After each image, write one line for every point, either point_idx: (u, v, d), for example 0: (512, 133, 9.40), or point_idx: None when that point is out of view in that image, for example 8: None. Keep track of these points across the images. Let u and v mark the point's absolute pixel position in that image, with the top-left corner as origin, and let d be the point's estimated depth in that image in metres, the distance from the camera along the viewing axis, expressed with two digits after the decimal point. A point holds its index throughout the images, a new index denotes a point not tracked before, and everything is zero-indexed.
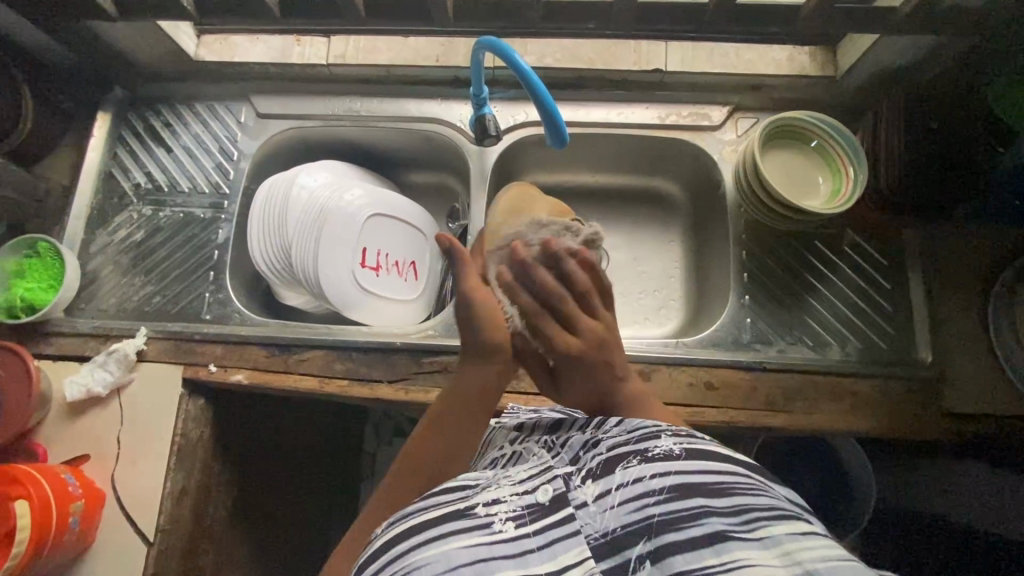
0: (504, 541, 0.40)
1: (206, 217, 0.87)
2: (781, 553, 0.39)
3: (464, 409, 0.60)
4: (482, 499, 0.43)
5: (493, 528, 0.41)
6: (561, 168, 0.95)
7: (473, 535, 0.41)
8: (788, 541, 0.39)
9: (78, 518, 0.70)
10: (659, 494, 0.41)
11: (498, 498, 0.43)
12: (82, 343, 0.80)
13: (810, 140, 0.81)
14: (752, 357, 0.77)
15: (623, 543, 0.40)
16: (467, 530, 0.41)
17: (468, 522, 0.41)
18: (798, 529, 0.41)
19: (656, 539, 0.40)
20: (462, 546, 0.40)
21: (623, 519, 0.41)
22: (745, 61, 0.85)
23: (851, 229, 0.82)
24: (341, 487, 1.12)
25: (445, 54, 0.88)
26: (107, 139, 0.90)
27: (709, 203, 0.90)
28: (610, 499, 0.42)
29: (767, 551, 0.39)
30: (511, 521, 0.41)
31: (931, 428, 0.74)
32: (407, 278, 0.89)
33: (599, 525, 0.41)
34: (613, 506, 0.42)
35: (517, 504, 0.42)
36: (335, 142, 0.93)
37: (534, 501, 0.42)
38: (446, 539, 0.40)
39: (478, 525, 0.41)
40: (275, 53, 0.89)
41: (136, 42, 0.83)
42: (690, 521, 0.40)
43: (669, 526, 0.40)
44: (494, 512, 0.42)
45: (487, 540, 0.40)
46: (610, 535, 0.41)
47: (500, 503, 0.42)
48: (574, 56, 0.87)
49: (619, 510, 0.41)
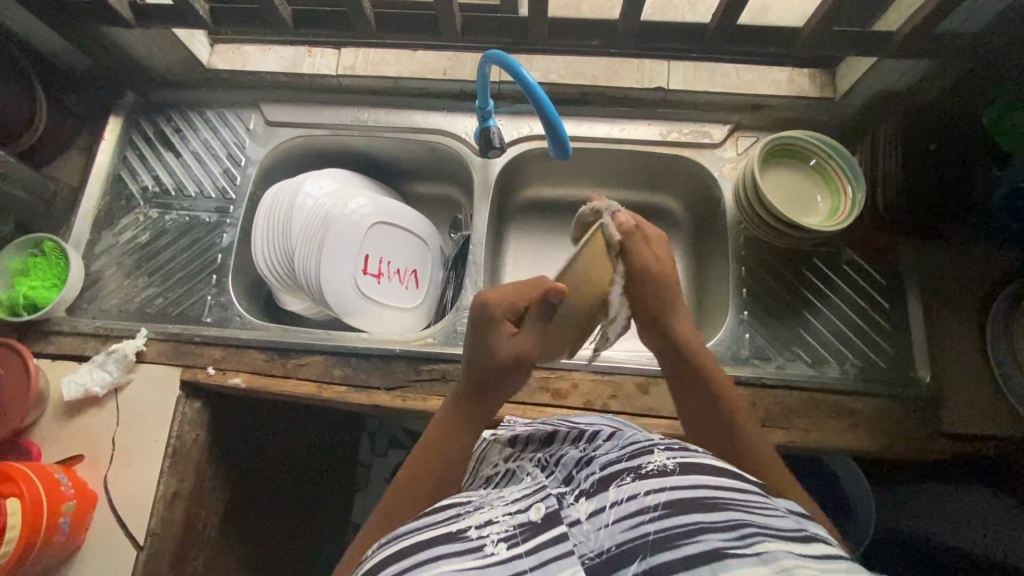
0: (497, 563, 0.40)
1: (211, 221, 0.88)
2: (778, 569, 0.37)
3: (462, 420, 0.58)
4: (474, 521, 0.43)
5: (485, 551, 0.41)
6: (564, 182, 0.96)
7: (465, 557, 0.40)
8: (786, 558, 0.37)
9: (69, 519, 0.69)
10: (654, 510, 0.40)
11: (491, 519, 0.43)
12: (83, 342, 0.81)
13: (809, 159, 0.82)
14: (749, 373, 0.77)
15: (617, 562, 0.39)
16: (459, 553, 0.40)
17: (460, 544, 0.41)
18: (799, 546, 0.39)
19: (650, 558, 0.38)
20: (454, 568, 0.39)
21: (618, 537, 0.40)
22: (745, 80, 0.88)
23: (849, 248, 0.83)
24: (336, 499, 1.11)
25: (452, 67, 0.91)
26: (117, 143, 0.92)
27: (710, 219, 0.91)
28: (603, 517, 0.41)
29: (764, 567, 0.37)
30: (503, 543, 0.41)
31: (926, 449, 0.74)
32: (408, 287, 0.89)
33: (593, 544, 0.41)
34: (607, 524, 0.41)
35: (509, 524, 0.42)
36: (342, 151, 0.94)
37: (527, 520, 0.42)
38: (438, 561, 0.40)
39: (471, 548, 0.41)
40: (286, 63, 0.92)
41: (150, 49, 0.86)
42: (685, 538, 0.38)
43: (663, 544, 0.39)
44: (486, 534, 0.42)
45: (478, 562, 0.40)
46: (605, 555, 0.40)
47: (493, 524, 0.42)
48: (579, 73, 0.90)
49: (613, 528, 0.40)
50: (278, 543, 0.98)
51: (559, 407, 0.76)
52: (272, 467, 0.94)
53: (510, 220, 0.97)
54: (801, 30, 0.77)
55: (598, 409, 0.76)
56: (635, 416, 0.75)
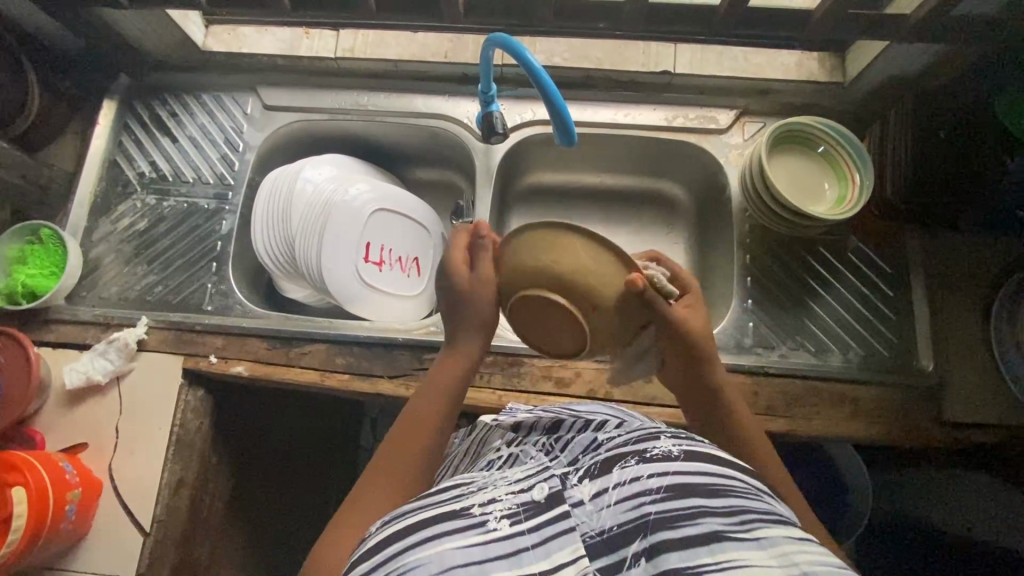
0: (499, 540, 0.40)
1: (209, 207, 0.87)
2: (777, 554, 0.37)
3: (432, 417, 0.57)
4: (478, 499, 0.42)
5: (488, 527, 0.40)
6: (567, 169, 0.95)
7: (468, 534, 0.40)
8: (785, 543, 0.37)
9: (75, 506, 0.70)
10: (656, 492, 0.40)
11: (494, 497, 0.42)
12: (83, 331, 0.80)
13: (817, 146, 0.81)
14: (754, 362, 0.77)
15: (618, 541, 0.39)
16: (462, 530, 0.40)
17: (461, 521, 0.41)
18: (797, 533, 0.39)
19: (651, 537, 0.38)
20: (458, 546, 0.39)
21: (619, 517, 0.40)
22: (754, 64, 0.86)
23: (856, 236, 0.82)
24: (339, 485, 1.11)
25: (453, 49, 0.89)
26: (112, 129, 0.90)
27: (714, 206, 0.89)
28: (605, 497, 0.41)
29: (763, 552, 0.37)
30: (506, 519, 0.41)
31: (931, 438, 0.73)
32: (409, 274, 0.89)
33: (595, 523, 0.40)
34: (609, 504, 0.40)
35: (513, 503, 0.42)
36: (343, 137, 0.93)
37: (530, 500, 0.42)
38: (442, 537, 0.39)
39: (474, 525, 0.40)
40: (283, 45, 0.90)
41: (144, 31, 0.83)
42: (686, 520, 0.38)
43: (665, 524, 0.38)
44: (489, 511, 0.41)
45: (481, 540, 0.39)
46: (606, 534, 0.39)
47: (496, 502, 0.42)
48: (583, 56, 0.88)
49: (615, 508, 0.40)
50: (282, 527, 0.99)
51: (562, 395, 0.76)
52: (273, 450, 0.95)
53: (511, 208, 0.97)
54: (812, 13, 0.75)
55: (601, 398, 0.76)
56: (640, 405, 0.75)
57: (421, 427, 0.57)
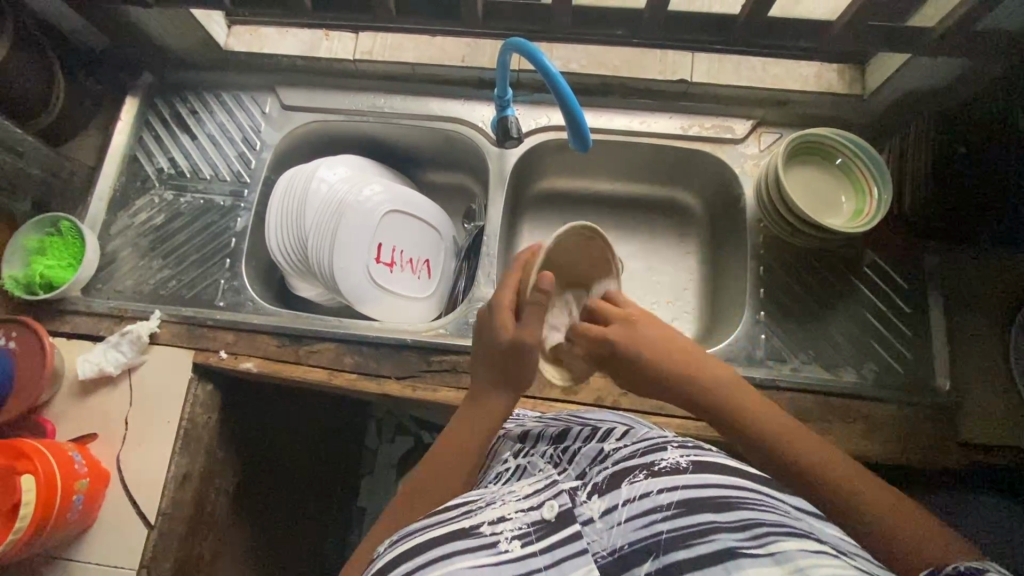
0: (509, 561, 0.39)
1: (225, 205, 0.88)
2: (793, 570, 0.34)
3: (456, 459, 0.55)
4: (487, 516, 0.41)
5: (500, 547, 0.39)
6: (580, 175, 0.95)
7: (478, 553, 0.39)
8: (802, 558, 0.35)
9: (82, 496, 0.70)
10: (667, 509, 0.40)
11: (504, 515, 0.41)
12: (96, 323, 0.81)
13: (835, 158, 0.80)
14: (765, 376, 0.76)
15: (630, 560, 0.38)
16: (473, 548, 0.39)
17: (473, 539, 0.40)
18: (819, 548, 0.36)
19: (664, 558, 0.38)
20: (468, 564, 0.38)
21: (630, 536, 0.39)
22: (772, 75, 0.85)
23: (872, 250, 0.81)
24: (341, 486, 1.11)
25: (471, 54, 0.89)
26: (134, 124, 0.92)
27: (729, 217, 0.89)
28: (616, 515, 0.41)
29: (780, 568, 0.35)
30: (516, 540, 0.40)
31: (944, 458, 0.72)
32: (420, 276, 0.89)
33: (607, 542, 0.40)
34: (619, 522, 0.40)
35: (522, 521, 0.41)
36: (360, 139, 0.94)
37: (541, 518, 0.41)
38: (450, 557, 0.38)
39: (484, 544, 0.39)
40: (303, 46, 0.91)
41: (167, 29, 0.85)
42: (698, 536, 0.38)
43: (678, 543, 0.38)
44: (500, 531, 0.40)
45: (493, 559, 0.39)
46: (618, 553, 0.39)
47: (506, 520, 0.41)
48: (600, 63, 0.88)
49: (625, 526, 0.40)
50: (284, 526, 0.99)
51: (569, 403, 0.76)
52: (279, 449, 0.95)
53: (524, 214, 0.96)
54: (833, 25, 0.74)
55: (609, 406, 0.75)
56: (648, 414, 0.75)
57: (439, 467, 0.54)
